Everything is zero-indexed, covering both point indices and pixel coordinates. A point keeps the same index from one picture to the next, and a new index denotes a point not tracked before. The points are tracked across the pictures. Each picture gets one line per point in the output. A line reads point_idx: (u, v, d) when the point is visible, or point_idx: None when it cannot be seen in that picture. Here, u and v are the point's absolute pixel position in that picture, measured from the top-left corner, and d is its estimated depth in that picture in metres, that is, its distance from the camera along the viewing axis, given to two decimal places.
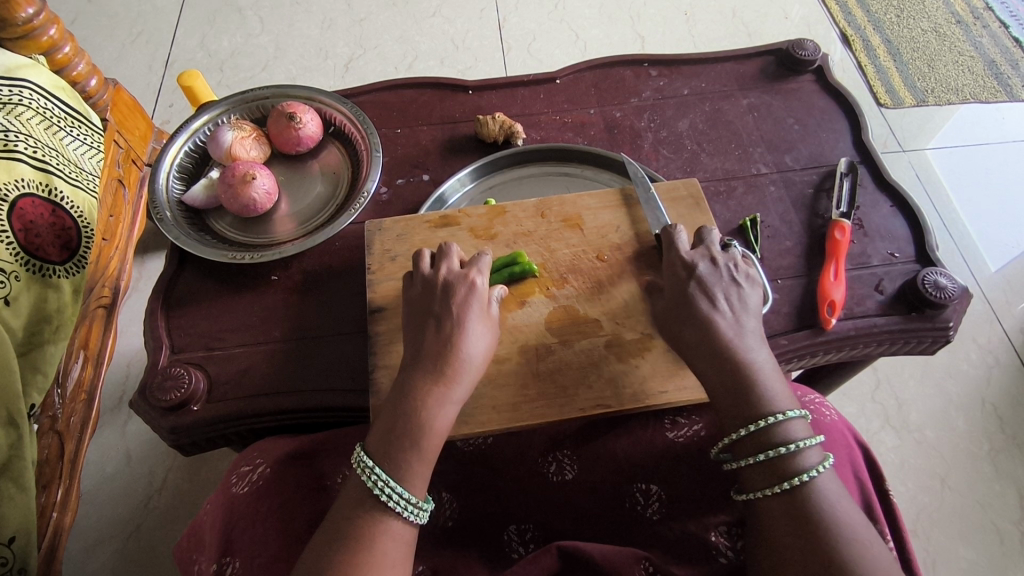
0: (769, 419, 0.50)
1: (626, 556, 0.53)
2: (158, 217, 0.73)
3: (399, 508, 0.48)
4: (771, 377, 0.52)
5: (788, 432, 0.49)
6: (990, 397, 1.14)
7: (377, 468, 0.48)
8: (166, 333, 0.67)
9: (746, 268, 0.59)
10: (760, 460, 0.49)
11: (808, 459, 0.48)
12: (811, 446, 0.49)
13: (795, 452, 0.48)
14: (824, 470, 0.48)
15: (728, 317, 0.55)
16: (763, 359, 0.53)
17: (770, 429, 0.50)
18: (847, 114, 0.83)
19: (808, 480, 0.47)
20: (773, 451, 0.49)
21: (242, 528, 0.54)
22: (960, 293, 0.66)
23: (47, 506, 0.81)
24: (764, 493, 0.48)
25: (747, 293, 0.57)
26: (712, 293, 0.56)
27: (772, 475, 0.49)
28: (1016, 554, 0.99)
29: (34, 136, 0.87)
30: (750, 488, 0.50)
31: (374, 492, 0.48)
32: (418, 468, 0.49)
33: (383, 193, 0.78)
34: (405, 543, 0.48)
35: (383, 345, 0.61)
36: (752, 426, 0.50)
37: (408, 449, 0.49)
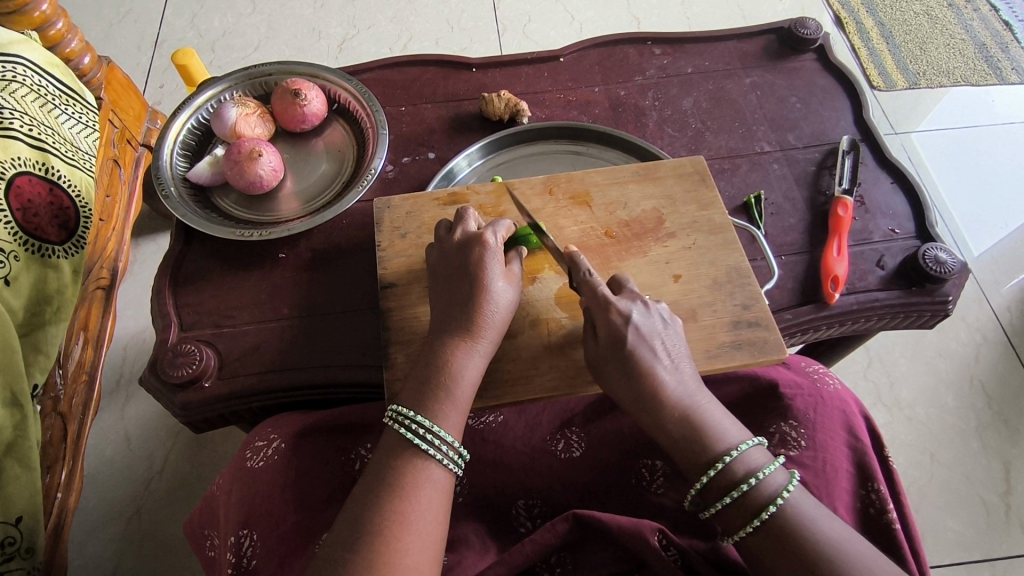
0: (724, 458, 0.49)
1: (643, 529, 0.52)
2: (164, 194, 0.73)
3: (442, 457, 0.50)
4: (717, 412, 0.52)
5: (747, 465, 0.49)
6: (978, 375, 1.16)
7: (417, 416, 0.51)
8: (175, 312, 0.67)
9: (664, 310, 0.57)
10: (730, 500, 0.48)
11: (773, 483, 0.48)
12: (772, 470, 0.49)
13: (760, 482, 0.48)
14: (793, 488, 0.47)
15: (668, 365, 0.53)
16: (706, 398, 0.53)
17: (730, 467, 0.49)
18: (848, 93, 0.83)
19: (778, 509, 0.47)
20: (737, 490, 0.48)
21: (260, 501, 0.55)
22: (959, 268, 0.67)
23: (51, 487, 0.81)
24: (745, 533, 0.47)
25: (676, 332, 0.56)
26: (650, 345, 0.54)
27: (743, 515, 0.48)
28: (1001, 524, 1.02)
29: (29, 113, 0.86)
30: (730, 531, 0.49)
31: (414, 442, 0.50)
32: (452, 416, 0.52)
33: (389, 171, 0.77)
34: (445, 490, 0.50)
35: (395, 321, 0.61)
36: (710, 472, 0.49)
37: (442, 399, 0.52)
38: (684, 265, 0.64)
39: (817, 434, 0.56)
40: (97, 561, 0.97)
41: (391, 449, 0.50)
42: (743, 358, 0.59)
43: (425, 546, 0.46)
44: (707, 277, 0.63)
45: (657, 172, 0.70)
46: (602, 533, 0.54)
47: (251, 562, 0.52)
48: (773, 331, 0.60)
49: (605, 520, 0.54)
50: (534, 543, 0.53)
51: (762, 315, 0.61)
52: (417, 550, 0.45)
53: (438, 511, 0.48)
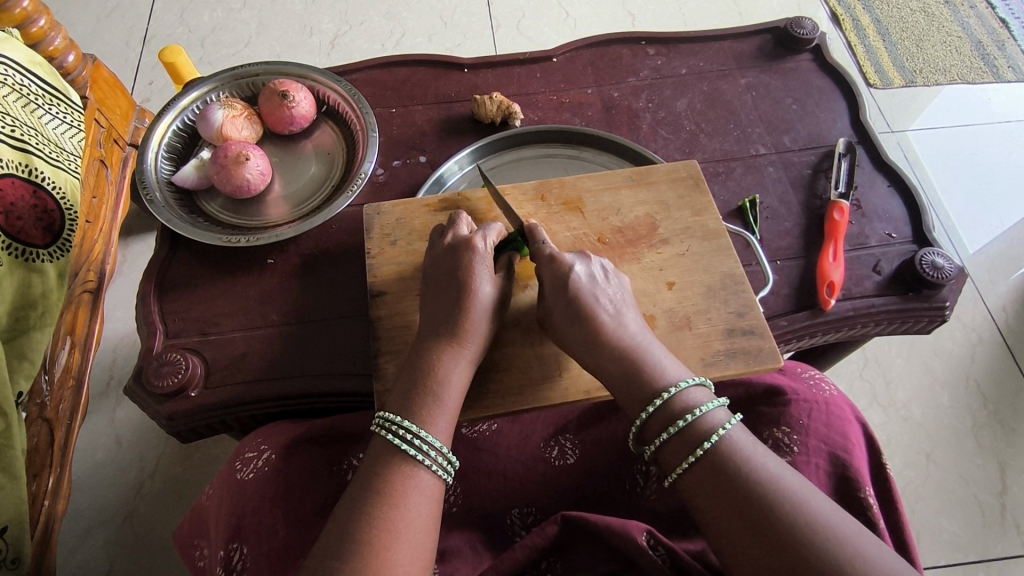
0: (665, 394, 0.50)
1: (632, 529, 0.52)
2: (148, 199, 0.71)
3: (432, 465, 0.49)
4: (660, 353, 0.53)
5: (688, 401, 0.50)
6: (973, 375, 1.16)
7: (405, 422, 0.50)
8: (160, 319, 0.66)
9: (607, 262, 0.59)
10: (670, 435, 0.49)
11: (713, 419, 0.48)
12: (712, 407, 0.49)
13: (700, 417, 0.48)
14: (732, 424, 0.48)
15: (610, 311, 0.54)
16: (650, 340, 0.54)
17: (671, 402, 0.50)
18: (844, 94, 0.82)
19: (715, 441, 0.47)
20: (676, 423, 0.49)
21: (249, 513, 0.54)
22: (956, 272, 0.67)
23: (38, 494, 0.79)
24: (683, 469, 0.48)
25: (619, 282, 0.57)
26: (592, 293, 0.55)
27: (682, 448, 0.48)
28: (996, 525, 1.02)
29: (11, 114, 0.84)
30: (669, 467, 0.49)
31: (400, 446, 0.49)
32: (441, 422, 0.51)
33: (380, 175, 0.76)
34: (434, 497, 0.48)
35: (384, 330, 0.60)
36: (650, 407, 0.50)
37: (431, 406, 0.51)
38: (678, 273, 0.63)
39: (811, 441, 0.55)
40: (86, 566, 0.96)
41: (381, 458, 0.49)
42: (737, 367, 0.58)
43: (416, 557, 0.45)
44: (702, 284, 0.62)
45: (651, 176, 0.69)
46: (592, 534, 0.54)
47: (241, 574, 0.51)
48: (767, 340, 0.60)
49: (594, 520, 0.54)
50: (525, 546, 0.53)
51: (755, 323, 0.60)
52: (407, 562, 0.44)
53: (427, 516, 0.47)
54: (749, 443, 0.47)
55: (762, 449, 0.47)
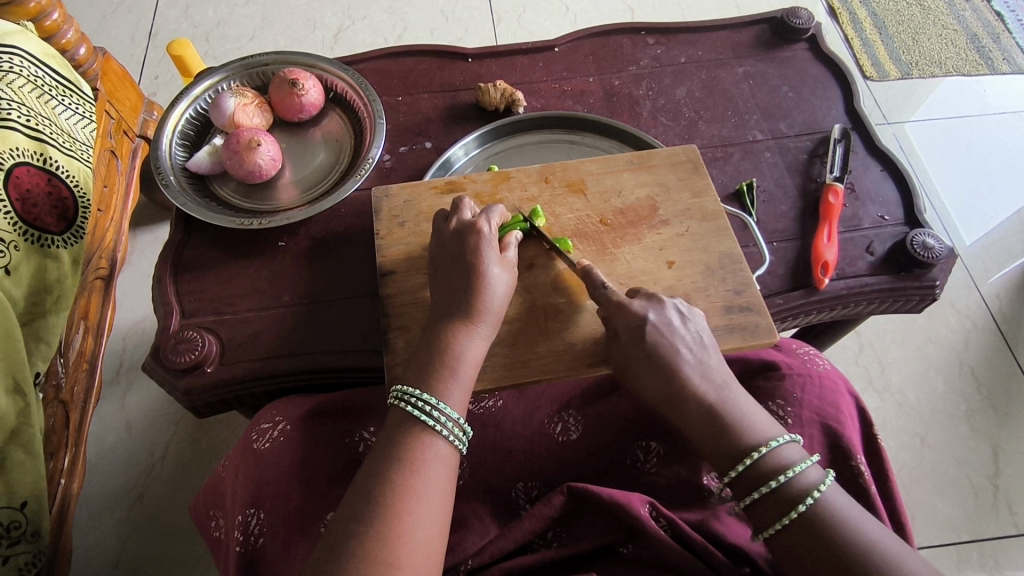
0: (759, 451, 0.50)
1: (634, 501, 0.54)
2: (163, 183, 0.74)
3: (447, 434, 0.51)
4: (746, 404, 0.53)
5: (782, 459, 0.49)
6: (967, 360, 1.18)
7: (421, 393, 0.52)
8: (176, 300, 0.68)
9: (679, 300, 0.59)
10: (762, 493, 0.49)
11: (807, 479, 0.48)
12: (807, 466, 0.49)
13: (794, 477, 0.48)
14: (827, 485, 0.47)
15: (692, 360, 0.55)
16: (734, 389, 0.54)
17: (764, 460, 0.49)
18: (839, 82, 0.85)
19: (812, 502, 0.47)
20: (768, 484, 0.48)
21: (268, 480, 0.57)
22: (946, 253, 0.69)
23: (54, 473, 0.82)
24: (775, 528, 0.47)
25: (695, 322, 0.58)
26: (671, 342, 0.55)
27: (776, 507, 0.48)
28: (988, 506, 1.04)
29: (26, 104, 0.86)
30: (759, 525, 0.48)
31: (419, 418, 0.51)
32: (455, 393, 0.53)
33: (387, 160, 0.78)
34: (452, 466, 0.51)
35: (394, 307, 0.63)
36: (744, 462, 0.50)
37: (444, 376, 0.53)
38: (678, 252, 0.65)
39: (803, 411, 0.58)
40: (99, 547, 0.99)
41: (396, 426, 0.51)
42: (734, 341, 0.61)
43: (435, 520, 0.47)
44: (701, 263, 0.65)
45: (652, 160, 0.71)
46: (595, 504, 0.56)
47: (259, 539, 0.54)
48: (764, 315, 0.62)
49: (597, 491, 0.55)
50: (534, 517, 0.55)
51: (752, 301, 0.63)
52: (427, 524, 0.46)
53: (446, 484, 0.49)
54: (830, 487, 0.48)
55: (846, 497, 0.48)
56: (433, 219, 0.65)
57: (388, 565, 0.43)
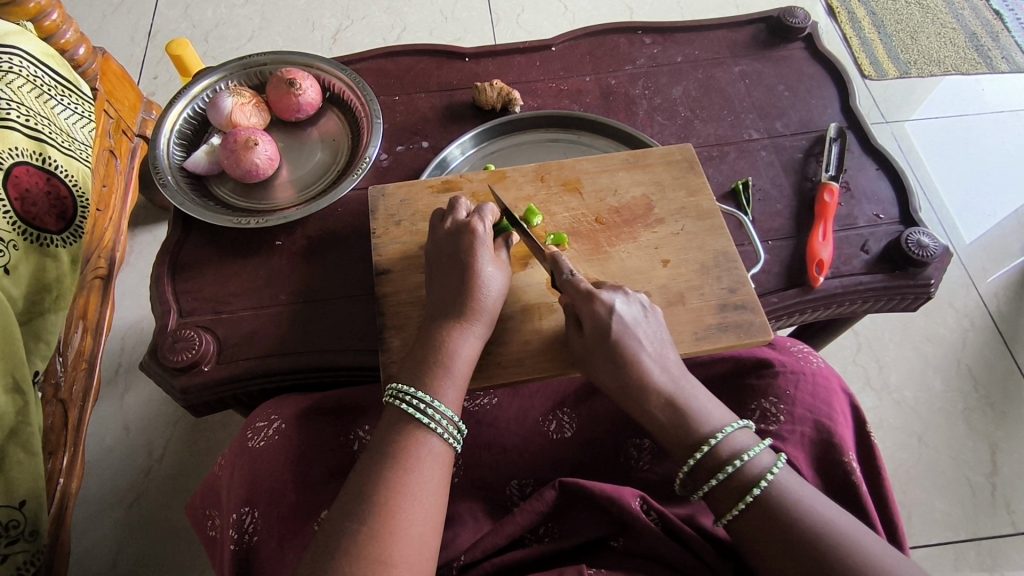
0: (712, 440, 0.51)
1: (625, 494, 0.55)
2: (161, 182, 0.74)
3: (442, 433, 0.51)
4: (704, 399, 0.53)
5: (735, 446, 0.51)
6: (964, 359, 1.18)
7: (416, 392, 0.52)
8: (173, 298, 0.68)
9: (644, 297, 0.59)
10: (719, 481, 0.50)
11: (759, 464, 0.50)
12: (758, 451, 0.51)
13: (746, 462, 0.50)
14: (778, 467, 0.49)
15: (652, 354, 0.55)
16: (692, 385, 0.54)
17: (716, 450, 0.51)
18: (835, 81, 0.85)
19: (766, 486, 0.48)
20: (723, 472, 0.50)
21: (262, 478, 0.57)
22: (941, 252, 0.69)
23: (53, 472, 0.82)
24: (733, 514, 0.49)
25: (656, 318, 0.58)
26: (633, 335, 0.55)
27: (732, 493, 0.49)
28: (985, 505, 1.04)
29: (26, 104, 0.87)
30: (720, 512, 0.50)
31: (414, 416, 0.51)
32: (450, 392, 0.54)
33: (384, 160, 0.78)
34: (446, 463, 0.51)
35: (390, 306, 0.63)
36: (698, 453, 0.51)
37: (439, 374, 0.54)
38: (673, 251, 0.65)
39: (797, 409, 0.58)
40: (98, 547, 0.99)
41: (391, 424, 0.52)
42: (729, 339, 0.61)
43: (428, 517, 0.47)
44: (696, 262, 0.65)
45: (647, 159, 0.72)
46: (586, 499, 0.56)
47: (254, 537, 0.55)
48: (759, 314, 0.62)
49: (589, 485, 0.56)
50: (526, 512, 0.56)
51: (747, 299, 0.63)
52: (420, 520, 0.46)
53: (440, 481, 0.50)
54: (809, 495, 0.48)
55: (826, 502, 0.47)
56: (432, 216, 0.65)
57: (381, 562, 0.44)
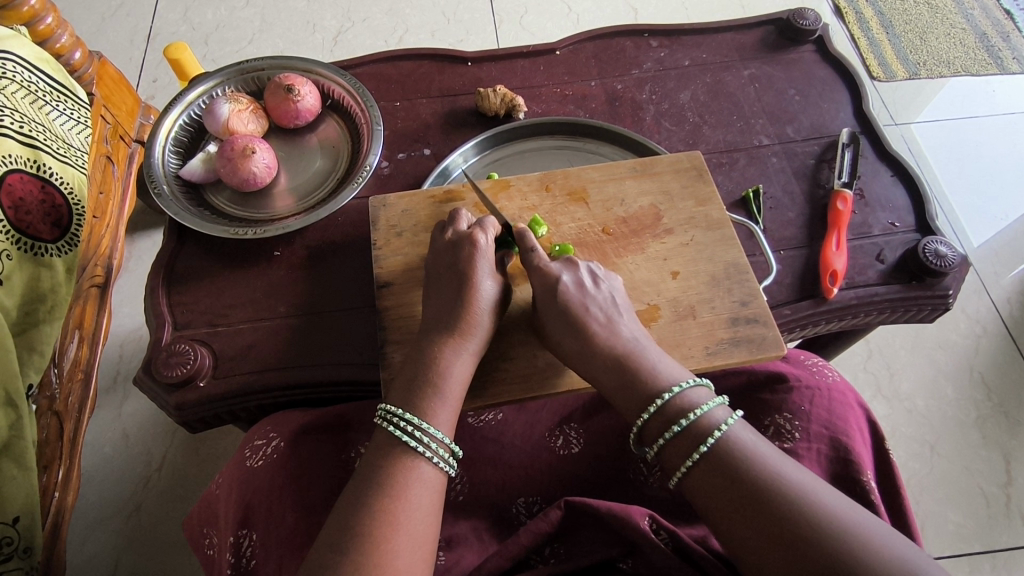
0: (663, 396, 0.50)
1: (634, 514, 0.53)
2: (155, 191, 0.72)
3: (433, 458, 0.50)
4: (656, 354, 0.53)
5: (688, 402, 0.49)
6: (977, 366, 1.16)
7: (405, 414, 0.51)
8: (168, 310, 0.67)
9: (595, 264, 0.59)
10: (669, 437, 0.49)
11: (712, 418, 0.48)
12: (712, 406, 0.49)
13: (699, 418, 0.48)
14: (731, 421, 0.47)
15: (602, 320, 0.55)
16: (644, 343, 0.54)
17: (669, 406, 0.49)
18: (847, 85, 0.83)
19: (716, 440, 0.46)
20: (673, 427, 0.48)
21: (259, 500, 0.55)
22: (959, 261, 0.67)
23: (48, 486, 0.80)
24: (684, 470, 0.47)
25: (609, 284, 0.58)
26: (582, 302, 0.55)
27: (684, 449, 0.48)
28: (1000, 516, 1.02)
29: (20, 110, 0.85)
30: (672, 470, 0.48)
31: (403, 439, 0.49)
32: (442, 414, 0.52)
33: (384, 167, 0.77)
34: (438, 490, 0.49)
35: (391, 320, 0.61)
36: (649, 409, 0.50)
37: (431, 397, 0.52)
38: (682, 262, 0.63)
39: (812, 425, 0.56)
40: (96, 559, 0.97)
41: (381, 448, 0.50)
42: (741, 355, 0.59)
43: (418, 548, 0.45)
44: (706, 273, 0.63)
45: (655, 167, 0.70)
46: (592, 518, 0.55)
47: (251, 561, 0.53)
48: (771, 328, 0.60)
49: (595, 504, 0.55)
50: (530, 532, 0.54)
51: (760, 312, 0.61)
52: (408, 552, 0.44)
53: (429, 505, 0.48)
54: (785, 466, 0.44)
55: (803, 472, 0.44)
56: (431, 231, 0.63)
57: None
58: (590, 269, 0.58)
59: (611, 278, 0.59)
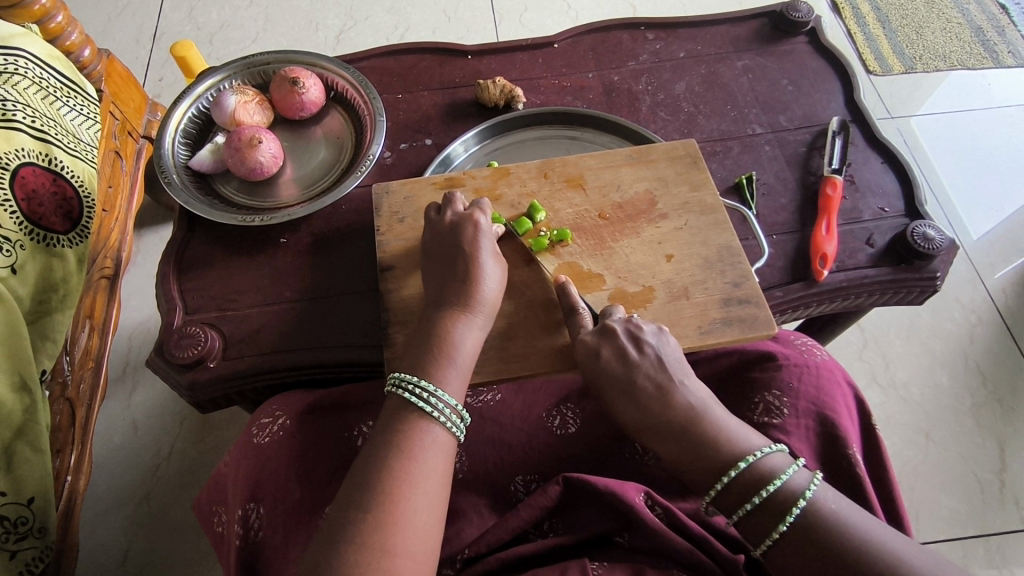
0: (743, 462, 0.49)
1: (629, 490, 0.55)
2: (166, 181, 0.74)
3: (445, 422, 0.52)
4: (717, 417, 0.52)
5: (767, 468, 0.49)
6: (972, 355, 1.18)
7: (418, 380, 0.53)
8: (179, 295, 0.69)
9: (636, 318, 0.59)
10: (752, 505, 0.48)
11: (796, 484, 0.47)
12: (794, 471, 0.48)
13: (782, 485, 0.47)
14: (816, 486, 0.47)
15: (654, 388, 0.54)
16: (701, 405, 0.52)
17: (748, 472, 0.49)
18: (839, 75, 0.84)
19: (803, 507, 0.46)
20: (758, 494, 0.48)
21: (266, 475, 0.57)
22: (947, 245, 0.68)
23: (61, 470, 0.82)
24: (772, 539, 0.46)
25: (661, 340, 0.57)
26: (629, 369, 0.55)
27: (769, 517, 0.47)
28: (994, 501, 1.04)
29: (31, 105, 0.87)
30: (756, 538, 0.47)
31: (417, 404, 0.51)
32: (453, 381, 0.54)
33: (387, 157, 0.79)
34: (449, 452, 0.51)
35: (394, 302, 0.63)
36: (728, 475, 0.49)
37: (442, 363, 0.54)
38: (676, 245, 0.65)
39: (801, 402, 0.58)
40: (106, 546, 0.99)
41: (394, 413, 0.52)
42: (733, 334, 0.61)
43: (432, 506, 0.47)
44: (699, 256, 0.65)
45: (651, 154, 0.72)
46: (590, 494, 0.56)
47: (259, 532, 0.55)
48: (762, 308, 0.62)
49: (593, 480, 0.56)
50: (531, 507, 0.56)
51: (751, 292, 0.63)
52: (424, 510, 0.47)
53: (442, 468, 0.50)
54: (830, 495, 0.47)
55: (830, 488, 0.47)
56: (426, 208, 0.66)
57: (384, 551, 0.44)
58: (636, 326, 0.58)
59: (657, 332, 0.58)
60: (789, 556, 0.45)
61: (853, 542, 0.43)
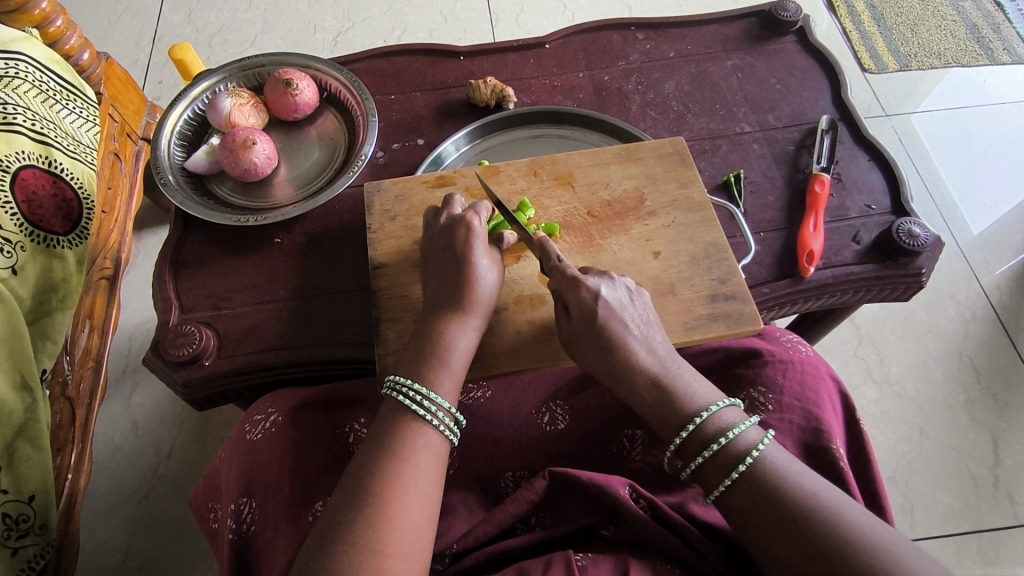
0: (698, 417, 0.52)
1: (614, 482, 0.55)
2: (162, 182, 0.76)
3: (439, 425, 0.53)
4: (689, 377, 0.55)
5: (721, 423, 0.52)
6: (966, 351, 1.18)
7: (413, 384, 0.54)
8: (175, 294, 0.70)
9: (629, 281, 0.60)
10: (706, 458, 0.51)
11: (747, 440, 0.50)
12: (746, 427, 0.51)
13: (733, 439, 0.51)
14: (766, 442, 0.50)
15: (638, 338, 0.56)
16: (676, 363, 0.56)
17: (703, 427, 0.52)
18: (827, 73, 0.85)
19: (752, 461, 0.49)
20: (711, 447, 0.51)
21: (258, 471, 0.58)
22: (932, 241, 0.69)
23: (62, 468, 0.84)
24: (722, 488, 0.49)
25: (641, 300, 0.58)
26: (619, 318, 0.56)
27: (720, 469, 0.50)
28: (988, 496, 1.04)
29: (32, 109, 0.89)
30: (709, 488, 0.51)
31: (411, 408, 0.53)
32: (446, 384, 0.55)
33: (380, 157, 0.80)
34: (442, 455, 0.52)
35: (385, 299, 0.64)
36: (684, 431, 0.52)
37: (436, 368, 0.55)
38: (664, 242, 0.66)
39: (784, 397, 0.59)
40: (107, 544, 1.01)
41: (389, 416, 0.53)
42: (719, 329, 0.61)
43: (423, 509, 0.48)
44: (686, 253, 0.66)
45: (639, 152, 0.72)
46: (576, 488, 0.57)
47: (251, 527, 0.56)
48: (748, 303, 0.63)
49: (579, 474, 0.57)
50: (518, 502, 0.57)
51: (738, 289, 0.64)
52: (415, 512, 0.47)
53: (434, 473, 0.51)
54: (836, 499, 0.46)
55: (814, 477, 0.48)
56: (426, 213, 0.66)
57: (377, 552, 0.44)
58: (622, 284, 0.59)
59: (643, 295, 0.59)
60: (767, 538, 0.46)
61: (868, 547, 0.42)
